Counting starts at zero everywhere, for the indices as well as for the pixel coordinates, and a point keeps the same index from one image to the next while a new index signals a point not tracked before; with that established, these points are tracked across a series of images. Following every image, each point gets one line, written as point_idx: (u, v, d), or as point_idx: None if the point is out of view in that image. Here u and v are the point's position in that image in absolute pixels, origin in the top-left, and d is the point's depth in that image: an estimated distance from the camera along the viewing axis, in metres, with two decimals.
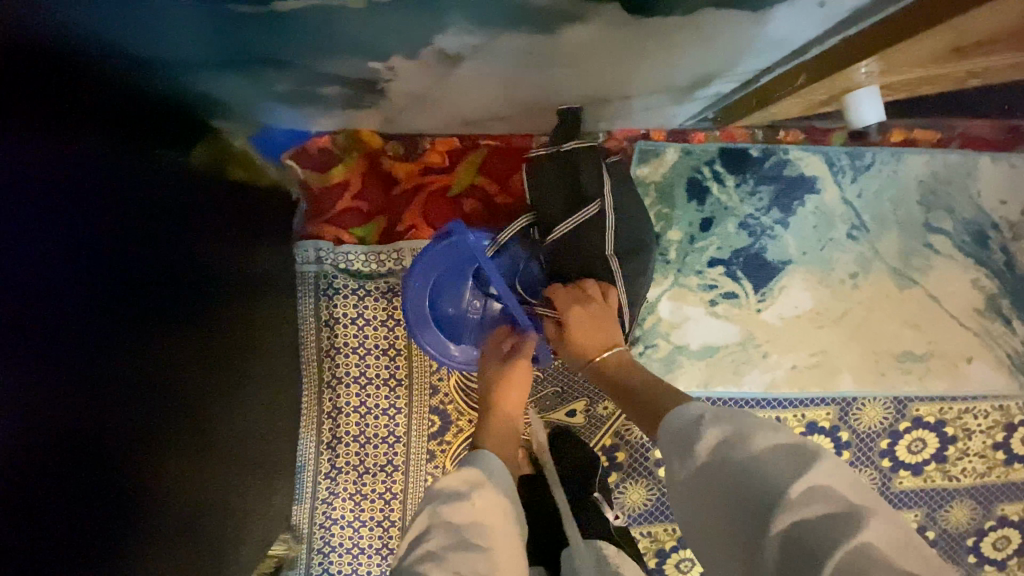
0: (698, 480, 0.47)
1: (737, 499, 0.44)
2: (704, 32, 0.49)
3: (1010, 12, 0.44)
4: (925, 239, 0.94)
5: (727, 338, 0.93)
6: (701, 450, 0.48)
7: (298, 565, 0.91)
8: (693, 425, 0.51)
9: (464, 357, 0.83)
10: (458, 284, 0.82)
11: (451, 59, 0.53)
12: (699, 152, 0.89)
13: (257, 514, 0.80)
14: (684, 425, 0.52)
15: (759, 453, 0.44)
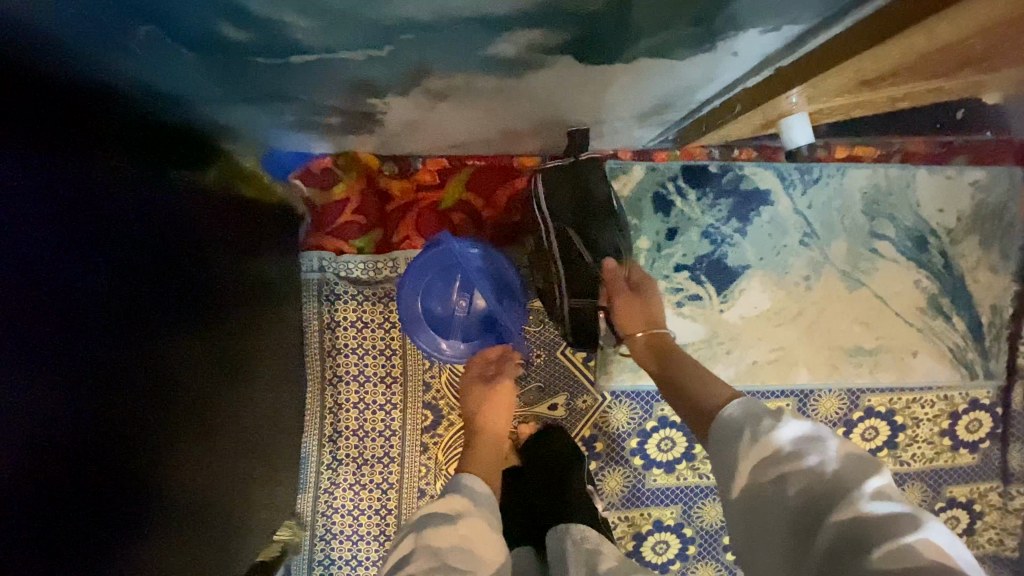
0: (753, 458, 0.56)
1: (791, 483, 0.52)
2: (647, 73, 0.58)
3: (896, 58, 0.54)
4: (870, 245, 1.04)
5: (693, 336, 1.03)
6: (765, 433, 0.56)
7: (302, 550, 0.98)
8: (757, 417, 0.59)
9: (453, 352, 0.91)
10: (446, 287, 0.90)
11: (437, 96, 0.62)
12: (663, 169, 0.99)
13: (264, 507, 0.87)
14: (748, 413, 0.60)
15: (822, 450, 0.53)
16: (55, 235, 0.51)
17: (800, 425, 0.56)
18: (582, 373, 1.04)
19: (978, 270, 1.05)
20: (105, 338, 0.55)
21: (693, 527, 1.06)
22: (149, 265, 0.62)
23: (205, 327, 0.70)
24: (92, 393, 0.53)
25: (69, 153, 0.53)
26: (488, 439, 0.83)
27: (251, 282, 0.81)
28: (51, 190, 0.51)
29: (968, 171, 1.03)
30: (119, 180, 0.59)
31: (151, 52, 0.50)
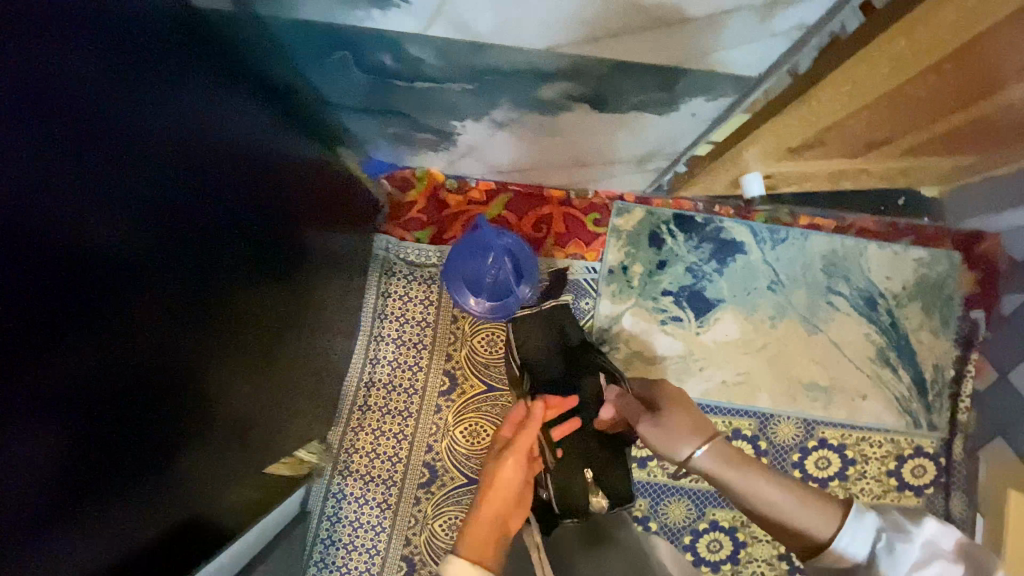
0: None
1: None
2: (639, 127, 0.87)
3: (804, 128, 0.80)
4: (827, 298, 1.26)
5: (672, 351, 1.24)
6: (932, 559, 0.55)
7: (325, 474, 1.17)
8: (927, 531, 0.58)
9: (483, 306, 1.15)
10: (480, 256, 1.16)
11: (497, 125, 0.92)
12: (658, 213, 1.25)
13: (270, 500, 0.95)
14: (913, 531, 0.58)
15: (975, 548, 0.56)
16: (267, 168, 0.77)
17: (941, 534, 0.57)
18: None
19: (921, 331, 1.24)
20: (161, 287, 0.58)
21: (658, 522, 1.21)
22: (210, 227, 0.65)
23: (243, 288, 0.73)
24: (130, 341, 0.55)
25: (286, 117, 0.82)
26: (492, 508, 0.81)
27: (276, 269, 0.84)
28: (276, 135, 0.79)
29: (913, 249, 1.26)
30: (298, 145, 0.87)
31: (334, 71, 0.82)
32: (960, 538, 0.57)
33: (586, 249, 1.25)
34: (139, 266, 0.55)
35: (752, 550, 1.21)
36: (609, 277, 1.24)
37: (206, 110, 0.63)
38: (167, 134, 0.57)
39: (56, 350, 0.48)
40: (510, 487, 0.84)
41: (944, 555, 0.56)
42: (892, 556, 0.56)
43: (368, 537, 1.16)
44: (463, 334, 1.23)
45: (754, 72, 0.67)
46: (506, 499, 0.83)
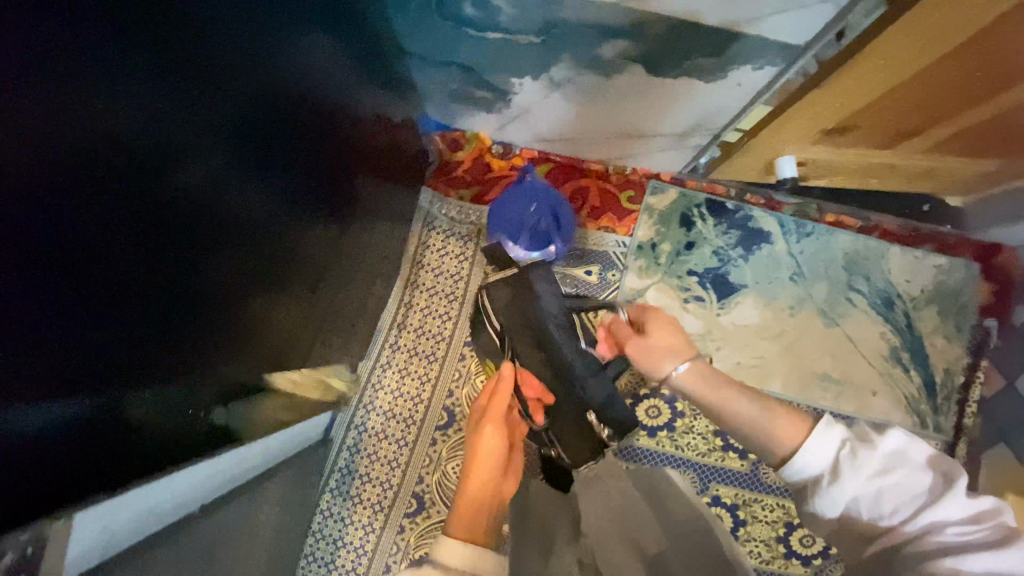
0: (909, 497, 0.56)
1: (921, 513, 0.54)
2: (686, 94, 0.94)
3: (841, 105, 0.86)
4: (846, 295, 1.31)
5: (692, 328, 1.28)
6: (895, 468, 0.57)
7: (351, 404, 1.24)
8: (895, 444, 0.59)
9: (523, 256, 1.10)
10: (522, 205, 1.10)
11: (553, 85, 0.99)
12: (691, 196, 1.31)
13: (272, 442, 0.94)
14: (883, 444, 0.59)
15: (943, 463, 0.57)
16: (344, 92, 0.84)
17: (909, 446, 0.59)
18: None
19: (935, 336, 1.28)
20: (192, 201, 0.56)
21: None
22: (246, 151, 0.63)
23: (267, 223, 0.71)
24: (156, 251, 0.53)
25: (372, 52, 0.90)
26: (479, 471, 0.82)
27: (309, 187, 0.81)
28: (359, 65, 0.86)
29: (933, 256, 1.30)
30: (374, 82, 0.94)
31: (415, 15, 0.89)
32: (930, 453, 0.58)
33: (618, 223, 1.31)
34: (178, 170, 0.53)
35: (752, 530, 1.24)
36: (638, 253, 1.29)
37: (317, 19, 0.70)
38: (291, 30, 0.64)
39: (89, 240, 0.45)
40: (492, 443, 0.86)
41: (909, 466, 0.57)
42: (852, 461, 0.59)
43: (382, 470, 1.23)
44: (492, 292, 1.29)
45: (798, 40, 0.76)
46: (490, 460, 0.84)
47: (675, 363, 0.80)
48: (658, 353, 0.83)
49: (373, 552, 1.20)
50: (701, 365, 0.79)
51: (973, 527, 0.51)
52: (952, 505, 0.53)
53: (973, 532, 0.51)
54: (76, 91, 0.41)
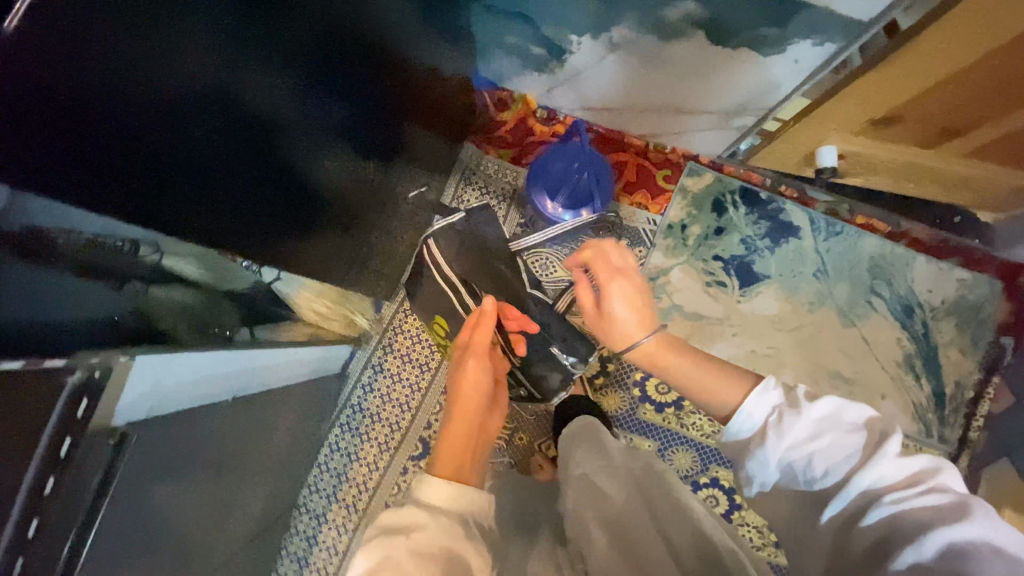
0: (840, 468, 0.54)
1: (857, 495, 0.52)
2: (741, 66, 0.96)
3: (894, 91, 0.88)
4: (867, 297, 1.32)
5: (711, 312, 1.29)
6: (826, 441, 0.55)
7: (371, 343, 1.30)
8: (830, 414, 0.57)
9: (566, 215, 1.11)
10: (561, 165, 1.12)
11: (611, 46, 1.01)
12: (727, 182, 1.32)
13: (279, 365, 1.00)
14: (817, 416, 0.57)
15: (878, 426, 0.55)
16: (413, 23, 0.86)
17: (843, 414, 0.56)
18: None
19: (949, 347, 1.30)
20: (182, 140, 0.58)
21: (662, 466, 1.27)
22: (248, 95, 0.63)
23: (283, 159, 0.73)
24: (143, 176, 0.56)
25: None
26: (466, 414, 0.85)
27: (361, 111, 0.85)
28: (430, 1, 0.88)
29: (957, 269, 1.31)
30: (440, 23, 0.95)
31: None
32: (864, 422, 0.56)
33: (651, 200, 1.33)
34: (165, 110, 0.55)
35: (747, 515, 1.24)
36: (667, 232, 1.31)
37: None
38: None
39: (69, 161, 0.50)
40: (478, 384, 0.90)
41: (842, 440, 0.55)
42: (778, 427, 0.58)
43: (392, 413, 1.26)
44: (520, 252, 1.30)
45: (863, 15, 0.76)
46: (477, 399, 0.88)
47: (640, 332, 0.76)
48: (624, 321, 0.78)
49: (374, 488, 1.24)
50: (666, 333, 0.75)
51: (907, 506, 0.49)
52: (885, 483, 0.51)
53: (909, 512, 0.48)
54: (44, 37, 0.44)
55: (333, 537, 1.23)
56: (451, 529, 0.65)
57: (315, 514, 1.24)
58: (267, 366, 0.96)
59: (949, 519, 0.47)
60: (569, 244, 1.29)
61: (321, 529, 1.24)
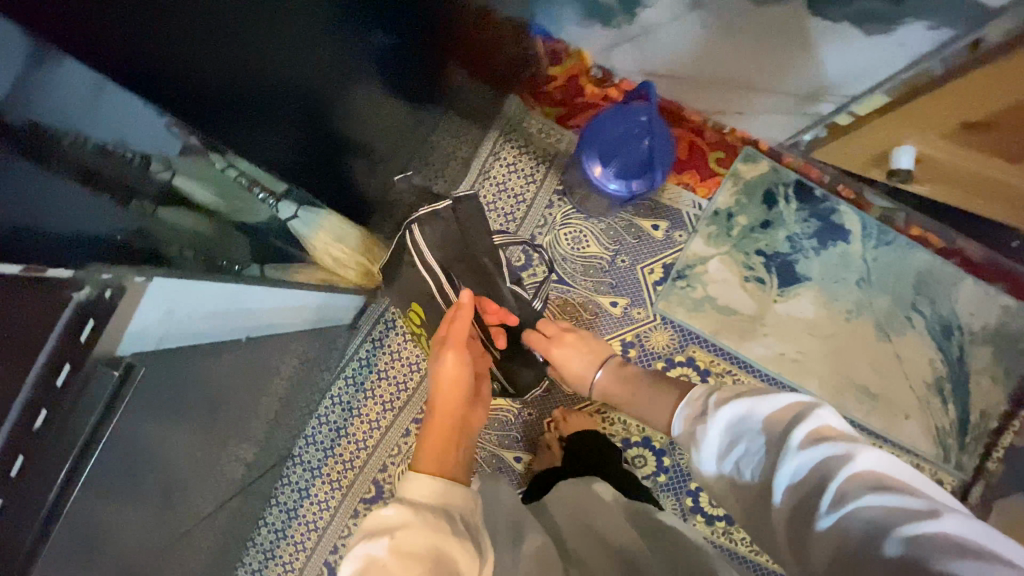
0: (772, 471, 0.55)
1: (799, 500, 0.51)
2: (838, 44, 0.87)
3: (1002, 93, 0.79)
4: (908, 313, 1.26)
5: (746, 308, 1.22)
6: (744, 447, 0.59)
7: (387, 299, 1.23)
8: (739, 415, 0.60)
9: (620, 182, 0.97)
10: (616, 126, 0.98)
11: (694, 3, 0.91)
12: (782, 174, 1.24)
13: (288, 308, 0.95)
14: (728, 423, 0.61)
15: (794, 413, 0.56)
16: None
17: (751, 412, 0.59)
18: (647, 291, 1.21)
19: (983, 375, 1.24)
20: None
21: (671, 458, 1.18)
22: None
23: (287, 30, 0.68)
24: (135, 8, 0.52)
25: None
26: (440, 412, 0.87)
27: (387, 40, 0.83)
28: None
29: (1006, 296, 1.25)
30: None
31: None
32: (771, 412, 0.58)
33: (699, 183, 1.24)
34: None
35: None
36: (711, 219, 1.23)
37: None
38: None
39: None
40: (453, 380, 0.89)
41: (758, 440, 0.57)
42: (703, 436, 0.64)
43: (401, 371, 1.20)
44: (553, 220, 1.21)
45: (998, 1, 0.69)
46: (454, 396, 0.88)
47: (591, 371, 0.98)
48: (577, 366, 0.99)
49: (374, 446, 1.18)
50: (613, 366, 0.97)
51: (837, 505, 0.48)
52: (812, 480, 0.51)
53: (842, 510, 0.47)
54: None
55: (324, 492, 1.17)
56: (436, 526, 0.60)
57: (309, 466, 1.18)
58: (283, 305, 0.92)
59: (888, 515, 0.45)
60: (607, 218, 1.21)
61: (312, 482, 1.18)
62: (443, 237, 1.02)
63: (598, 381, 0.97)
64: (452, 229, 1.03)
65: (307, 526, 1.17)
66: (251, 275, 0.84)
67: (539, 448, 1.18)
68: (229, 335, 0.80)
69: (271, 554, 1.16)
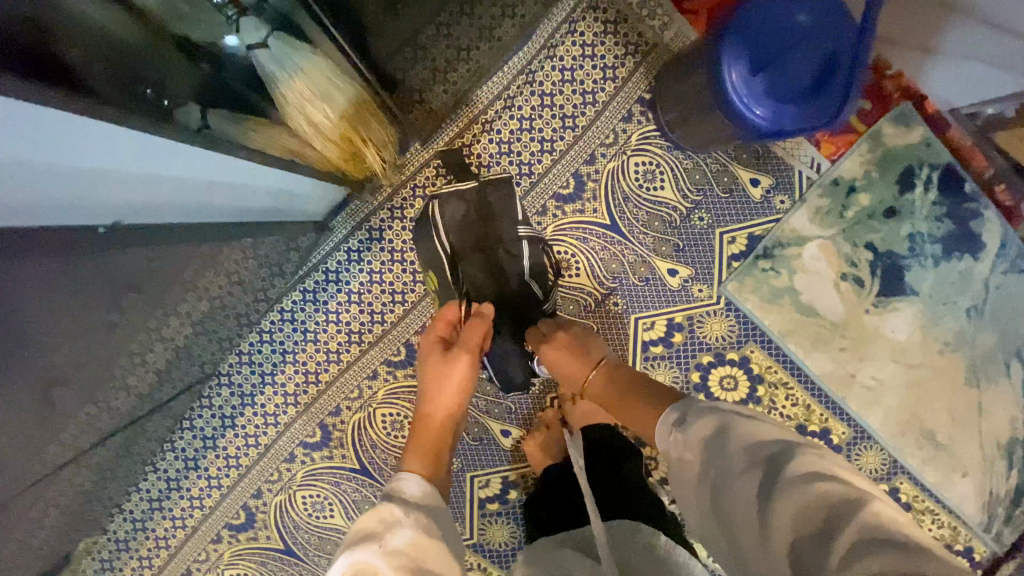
0: (764, 491, 0.45)
1: (807, 534, 0.41)
2: None
3: None
4: (1006, 358, 0.97)
5: (832, 314, 0.95)
6: (727, 463, 0.49)
7: (377, 197, 0.89)
8: (712, 428, 0.52)
9: (766, 112, 0.63)
10: (784, 11, 0.62)
11: None
12: (934, 150, 0.92)
13: (257, 197, 0.71)
14: (704, 440, 0.52)
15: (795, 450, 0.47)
16: None
17: (731, 429, 0.51)
18: (720, 264, 0.92)
19: None
20: None
21: None
22: None
23: None
24: None
25: None
26: (432, 429, 0.72)
27: None
28: None
29: None
30: None
31: None
32: (753, 430, 0.50)
33: (827, 136, 0.92)
34: None
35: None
36: (827, 189, 0.92)
37: None
38: None
39: None
40: (456, 391, 0.75)
41: (739, 455, 0.48)
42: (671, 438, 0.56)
43: (381, 298, 0.90)
44: (625, 141, 0.88)
45: None
46: (451, 411, 0.74)
47: (581, 370, 0.77)
48: (567, 365, 0.78)
49: (326, 383, 0.91)
50: (612, 369, 0.75)
51: (848, 548, 0.38)
52: (817, 506, 0.41)
53: (851, 549, 0.38)
54: None
55: (255, 425, 0.92)
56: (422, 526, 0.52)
57: (239, 391, 0.91)
58: (236, 189, 0.66)
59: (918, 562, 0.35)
60: (696, 155, 0.89)
61: (242, 410, 0.92)
62: (454, 221, 0.84)
63: (590, 384, 0.76)
64: (476, 208, 0.84)
65: (227, 460, 0.93)
66: (179, 124, 0.53)
67: (533, 426, 0.93)
68: (141, 213, 0.56)
69: (177, 483, 0.93)
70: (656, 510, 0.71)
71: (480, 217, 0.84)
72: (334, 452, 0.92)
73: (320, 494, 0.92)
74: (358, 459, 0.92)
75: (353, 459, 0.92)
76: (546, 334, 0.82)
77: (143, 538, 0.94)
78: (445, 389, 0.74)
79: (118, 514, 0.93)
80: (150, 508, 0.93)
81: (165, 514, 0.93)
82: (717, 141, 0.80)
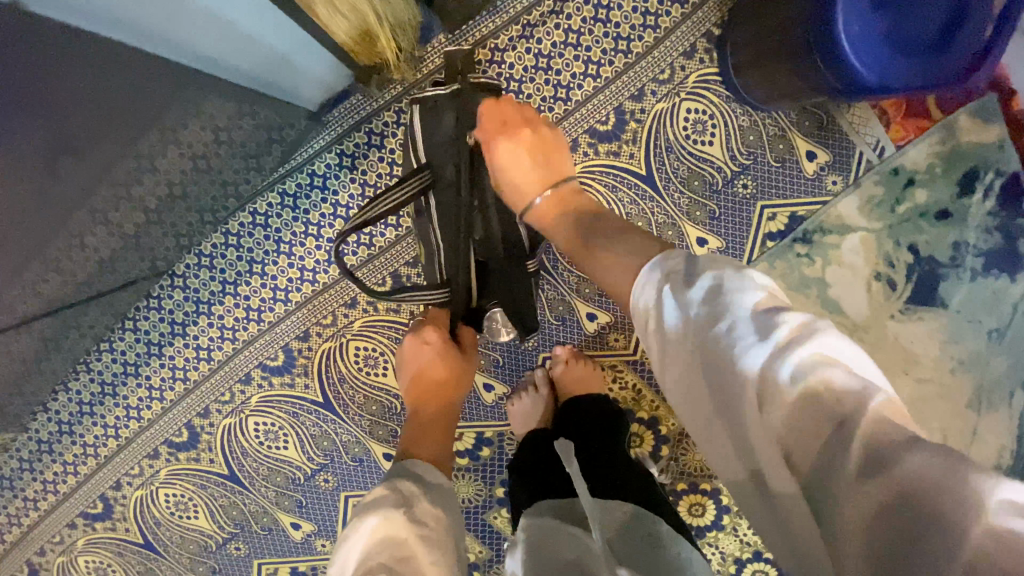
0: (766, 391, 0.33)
1: (814, 448, 0.31)
2: None
3: None
4: (1012, 387, 0.87)
5: (855, 314, 0.87)
6: (717, 331, 0.37)
7: (385, 94, 0.76)
8: (705, 293, 0.39)
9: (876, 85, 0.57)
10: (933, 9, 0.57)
11: None
12: (1005, 154, 0.83)
13: (213, 34, 0.54)
14: (697, 306, 0.39)
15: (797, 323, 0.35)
16: None
17: (746, 292, 0.38)
18: (754, 240, 0.83)
19: None
20: None
21: (672, 450, 0.89)
22: None
23: None
24: None
25: None
26: (429, 413, 0.68)
27: None
28: None
29: None
30: None
31: None
32: (769, 297, 0.38)
33: (898, 117, 0.82)
34: None
35: (742, 524, 0.89)
36: (885, 177, 0.83)
37: None
38: None
39: None
40: (442, 366, 0.71)
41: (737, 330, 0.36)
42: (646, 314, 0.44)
43: None
44: (681, 81, 0.77)
45: None
46: (449, 409, 0.69)
47: (536, 190, 0.65)
48: (522, 166, 0.65)
49: (297, 303, 0.81)
50: (567, 194, 0.64)
51: (863, 461, 0.29)
52: (830, 403, 0.31)
53: (867, 462, 0.28)
54: None
55: (209, 338, 0.81)
56: (421, 522, 0.47)
57: (194, 296, 0.80)
58: (218, 24, 0.53)
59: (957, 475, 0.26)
60: (755, 112, 0.78)
61: (196, 319, 0.81)
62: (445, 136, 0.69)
63: (537, 208, 0.64)
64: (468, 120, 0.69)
65: (174, 372, 0.82)
66: None
67: (521, 385, 0.85)
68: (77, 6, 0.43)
69: (113, 388, 0.82)
70: (650, 486, 0.63)
71: (471, 134, 0.70)
72: (296, 380, 0.83)
73: (275, 423, 0.83)
74: (323, 392, 0.83)
75: (317, 392, 0.83)
76: (501, 118, 0.66)
77: (69, 442, 0.84)
78: (428, 364, 0.71)
79: (42, 414, 0.83)
80: (78, 411, 0.83)
81: (96, 420, 0.83)
82: (788, 100, 0.69)
